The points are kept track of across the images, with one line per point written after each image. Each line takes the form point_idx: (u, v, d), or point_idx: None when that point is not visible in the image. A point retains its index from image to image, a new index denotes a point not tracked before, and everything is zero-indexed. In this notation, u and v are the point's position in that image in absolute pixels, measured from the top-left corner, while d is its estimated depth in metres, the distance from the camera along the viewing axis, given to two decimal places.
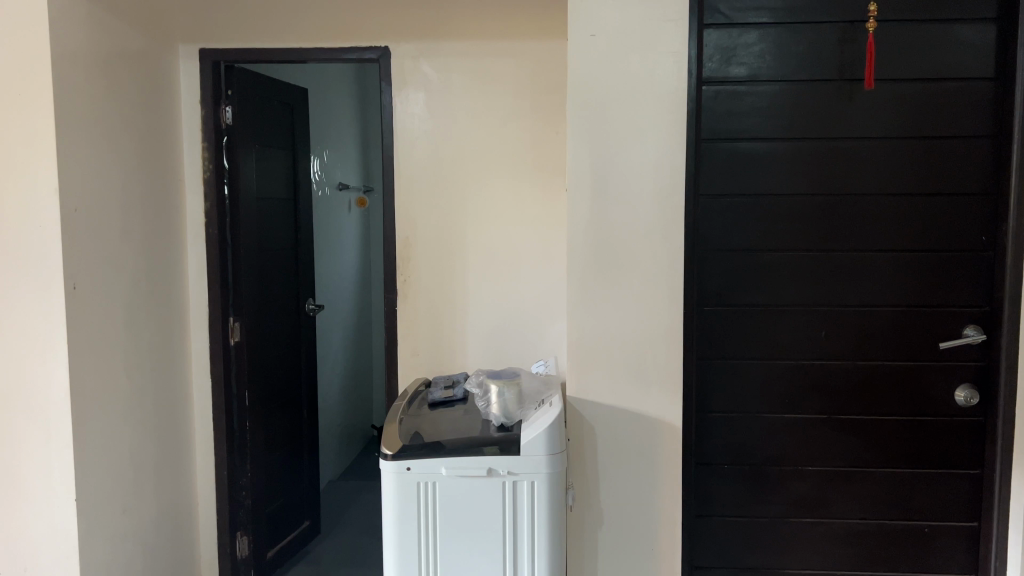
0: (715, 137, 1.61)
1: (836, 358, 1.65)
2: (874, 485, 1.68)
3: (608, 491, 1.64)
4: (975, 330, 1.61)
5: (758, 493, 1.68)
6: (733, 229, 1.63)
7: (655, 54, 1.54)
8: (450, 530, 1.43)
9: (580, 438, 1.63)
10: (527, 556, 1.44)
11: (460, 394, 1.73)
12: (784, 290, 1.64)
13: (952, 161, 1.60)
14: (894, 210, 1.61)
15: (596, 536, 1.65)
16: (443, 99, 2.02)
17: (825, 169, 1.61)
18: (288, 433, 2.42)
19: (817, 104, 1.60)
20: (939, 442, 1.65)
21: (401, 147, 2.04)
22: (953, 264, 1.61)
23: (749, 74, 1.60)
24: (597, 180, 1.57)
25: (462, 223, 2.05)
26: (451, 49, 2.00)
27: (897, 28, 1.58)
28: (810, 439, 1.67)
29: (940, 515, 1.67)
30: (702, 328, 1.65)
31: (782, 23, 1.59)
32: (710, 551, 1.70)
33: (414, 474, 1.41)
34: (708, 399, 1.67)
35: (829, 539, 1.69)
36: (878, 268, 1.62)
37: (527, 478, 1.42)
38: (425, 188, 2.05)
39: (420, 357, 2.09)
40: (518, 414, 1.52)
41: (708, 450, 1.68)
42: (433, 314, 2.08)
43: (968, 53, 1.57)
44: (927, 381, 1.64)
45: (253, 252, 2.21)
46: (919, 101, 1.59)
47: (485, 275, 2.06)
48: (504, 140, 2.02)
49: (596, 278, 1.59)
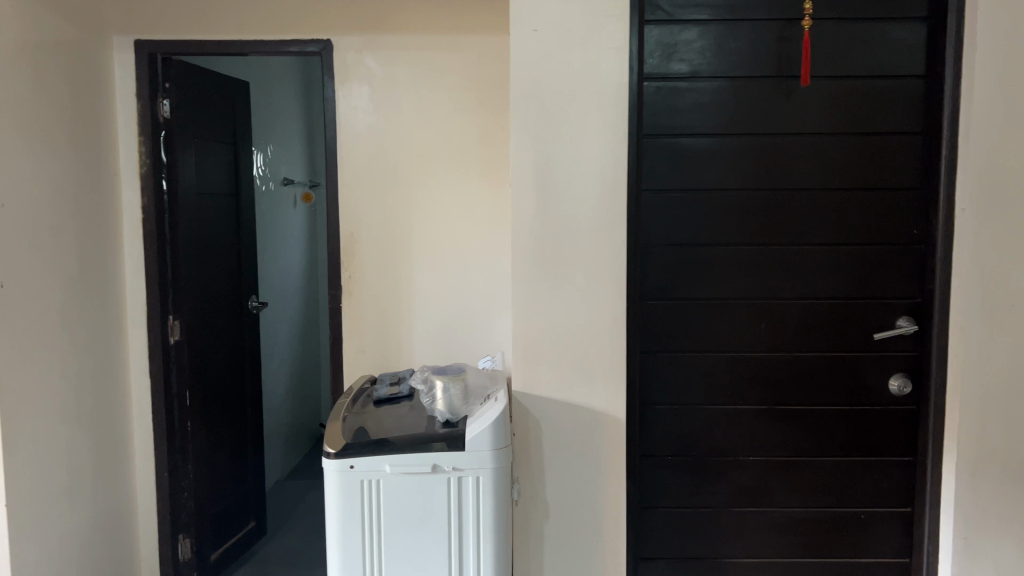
0: (657, 132, 1.63)
1: (775, 350, 1.68)
2: (812, 474, 1.71)
3: (554, 484, 1.65)
4: (908, 322, 1.66)
5: (701, 484, 1.71)
6: (675, 223, 1.65)
7: (599, 48, 1.55)
8: (394, 528, 1.42)
9: (525, 433, 1.63)
10: (473, 551, 1.44)
11: (405, 390, 1.72)
12: (724, 283, 1.66)
13: (885, 156, 1.64)
14: (831, 204, 1.65)
15: (542, 529, 1.65)
16: (388, 92, 2.00)
17: (765, 164, 1.64)
18: (231, 434, 2.38)
19: (755, 101, 1.62)
20: (875, 431, 1.70)
21: (344, 142, 2.02)
22: (887, 257, 1.66)
23: (691, 70, 1.62)
24: (541, 176, 1.58)
25: (407, 217, 2.04)
26: (394, 43, 1.99)
27: (832, 26, 1.61)
28: (750, 429, 1.70)
29: (877, 502, 1.72)
30: (645, 321, 1.67)
31: (722, 20, 1.61)
32: (654, 542, 1.72)
33: (358, 472, 1.40)
34: (651, 392, 1.69)
35: (769, 528, 1.73)
36: (816, 260, 1.66)
37: (472, 474, 1.41)
38: (370, 184, 2.03)
39: (365, 354, 2.08)
40: (463, 409, 1.52)
41: (651, 441, 1.70)
42: (379, 310, 2.06)
43: (900, 51, 1.61)
44: (863, 371, 1.68)
45: (192, 249, 2.16)
46: (854, 98, 1.63)
47: (431, 271, 2.05)
48: (449, 134, 2.01)
49: (542, 273, 1.60)
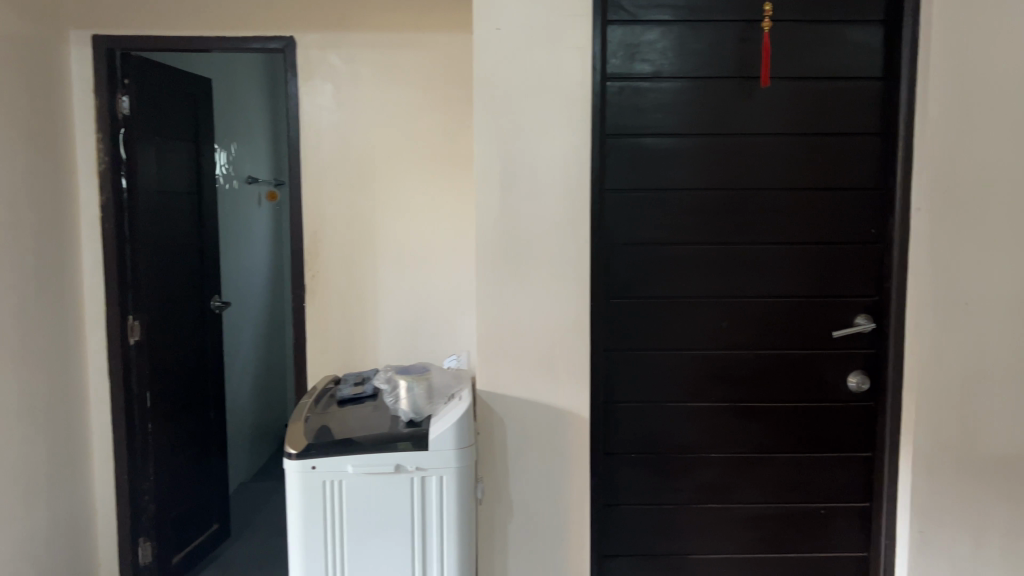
0: (620, 132, 1.64)
1: (737, 347, 1.70)
2: (774, 470, 1.74)
3: (519, 483, 1.65)
4: (865, 319, 1.69)
5: (664, 481, 1.72)
6: (638, 222, 1.66)
7: (562, 48, 1.55)
8: (356, 529, 1.41)
9: (489, 432, 1.63)
10: (436, 551, 1.44)
11: (369, 390, 1.71)
12: (686, 282, 1.68)
13: (843, 156, 1.67)
14: (791, 204, 1.67)
15: (507, 528, 1.66)
16: (352, 90, 1.99)
17: (727, 164, 1.66)
18: (194, 435, 2.35)
19: (717, 102, 1.64)
20: (834, 427, 1.73)
21: (307, 140, 2.00)
22: (845, 256, 1.68)
23: (654, 70, 1.63)
24: (505, 175, 1.58)
25: (372, 216, 2.03)
26: (358, 40, 1.98)
27: (791, 28, 1.64)
28: (712, 427, 1.72)
29: (836, 497, 1.75)
30: (609, 320, 1.68)
31: (684, 21, 1.62)
32: (618, 539, 1.73)
33: (319, 472, 1.39)
34: (615, 390, 1.70)
35: (731, 524, 1.74)
36: (777, 259, 1.68)
37: (436, 473, 1.41)
38: (334, 183, 2.01)
39: (330, 354, 2.06)
40: (427, 409, 1.51)
41: (615, 439, 1.71)
42: (343, 310, 2.05)
43: (857, 53, 1.64)
44: (822, 368, 1.71)
45: (153, 248, 2.13)
46: (812, 99, 1.65)
47: (395, 270, 2.04)
48: (414, 132, 2.00)
49: (506, 272, 1.60)
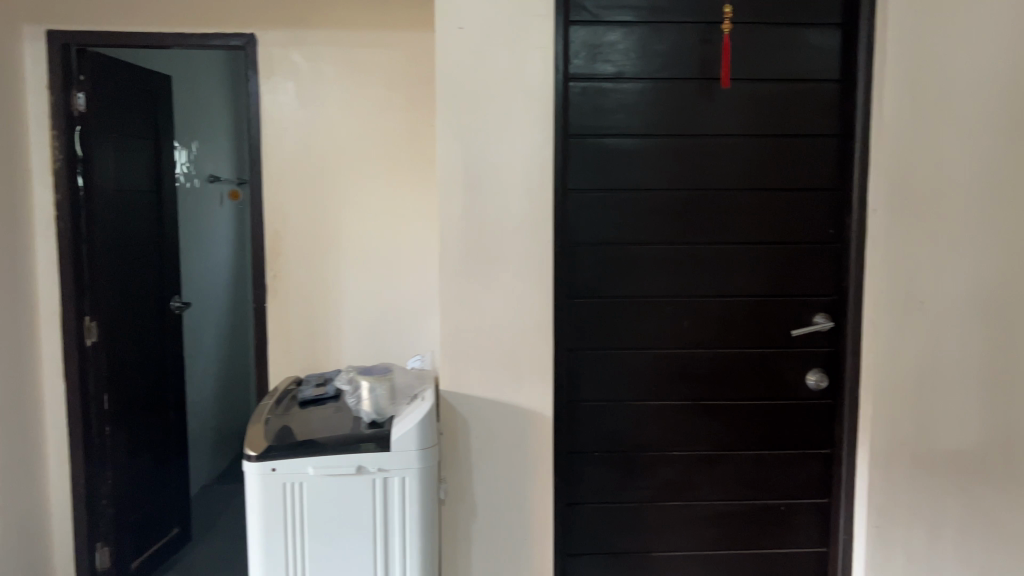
0: (583, 132, 1.64)
1: (698, 346, 1.72)
2: (735, 467, 1.75)
3: (482, 483, 1.65)
4: (824, 318, 1.71)
5: (627, 479, 1.73)
6: (601, 222, 1.66)
7: (525, 47, 1.55)
8: (317, 531, 1.40)
9: (452, 432, 1.63)
10: (399, 553, 1.43)
11: (332, 391, 1.70)
12: (649, 281, 1.69)
13: (801, 157, 1.69)
14: (751, 204, 1.69)
15: (470, 528, 1.65)
16: (314, 88, 1.97)
17: (689, 164, 1.67)
18: (153, 438, 2.31)
19: (679, 102, 1.65)
20: (793, 424, 1.75)
21: (269, 138, 1.98)
22: (804, 255, 1.71)
23: (616, 71, 1.64)
24: (468, 175, 1.57)
25: (335, 215, 2.01)
26: (321, 38, 1.96)
27: (751, 30, 1.65)
28: (675, 425, 1.73)
29: (796, 493, 1.77)
30: (572, 319, 1.68)
31: (646, 22, 1.63)
32: (581, 538, 1.74)
33: (279, 475, 1.38)
34: (578, 389, 1.70)
35: (693, 521, 1.76)
36: (737, 259, 1.70)
37: (397, 474, 1.40)
38: (296, 181, 1.99)
39: (292, 355, 2.04)
40: (390, 410, 1.50)
41: (579, 438, 1.71)
42: (306, 311, 2.03)
43: (816, 55, 1.66)
44: (782, 367, 1.73)
45: (110, 247, 2.09)
46: (772, 101, 1.67)
47: (359, 269, 2.03)
48: (377, 131, 1.99)
49: (468, 271, 1.60)
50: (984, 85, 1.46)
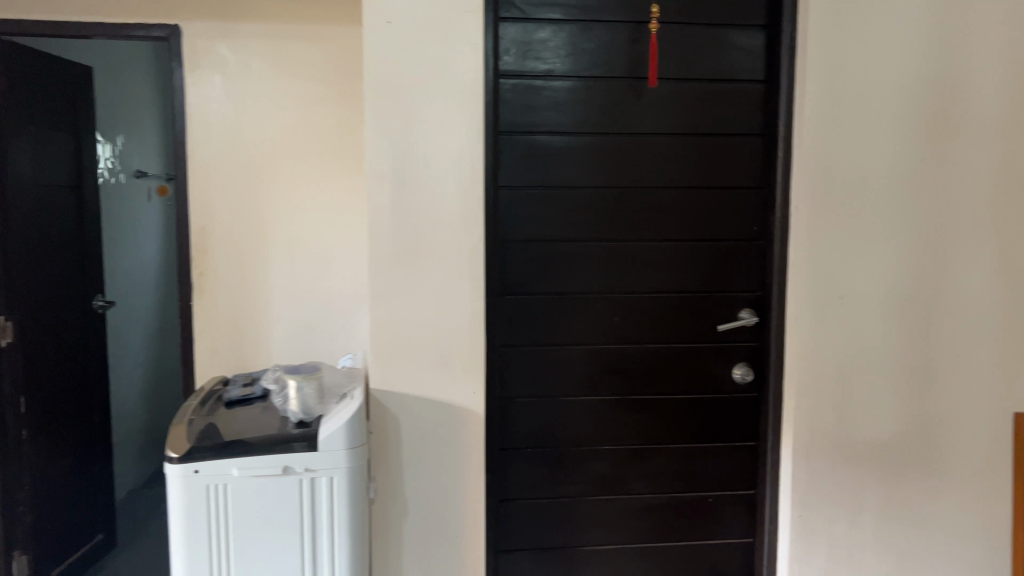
0: (514, 129, 1.64)
1: (628, 342, 1.74)
2: (664, 460, 1.78)
3: (413, 482, 1.64)
4: (749, 313, 1.75)
5: (559, 474, 1.74)
6: (531, 219, 1.67)
7: (454, 43, 1.54)
8: (242, 534, 1.37)
9: (383, 431, 1.61)
10: (327, 553, 1.41)
11: (259, 391, 1.66)
12: (579, 277, 1.70)
13: (727, 156, 1.72)
14: (678, 201, 1.72)
15: (401, 527, 1.64)
16: (241, 82, 1.93)
17: (617, 161, 1.69)
18: (74, 441, 2.23)
19: (608, 101, 1.67)
20: (720, 418, 1.79)
21: (194, 133, 1.93)
22: (730, 252, 1.74)
23: (547, 69, 1.64)
24: (398, 170, 1.56)
25: (263, 212, 1.97)
26: (248, 31, 1.92)
27: (678, 30, 1.68)
28: (605, 420, 1.75)
29: (722, 485, 1.81)
30: (504, 315, 1.68)
31: (575, 20, 1.64)
32: (513, 534, 1.74)
33: (202, 477, 1.34)
34: (509, 386, 1.71)
35: (624, 514, 1.78)
36: (666, 255, 1.72)
37: (325, 474, 1.38)
38: (223, 177, 1.95)
39: (220, 354, 1.99)
40: (318, 409, 1.48)
41: (511, 434, 1.72)
42: (233, 309, 1.99)
43: (741, 56, 1.70)
44: (709, 361, 1.77)
45: (26, 244, 2.00)
46: (698, 100, 1.70)
47: (288, 267, 1.99)
48: (306, 126, 1.95)
49: (398, 268, 1.58)
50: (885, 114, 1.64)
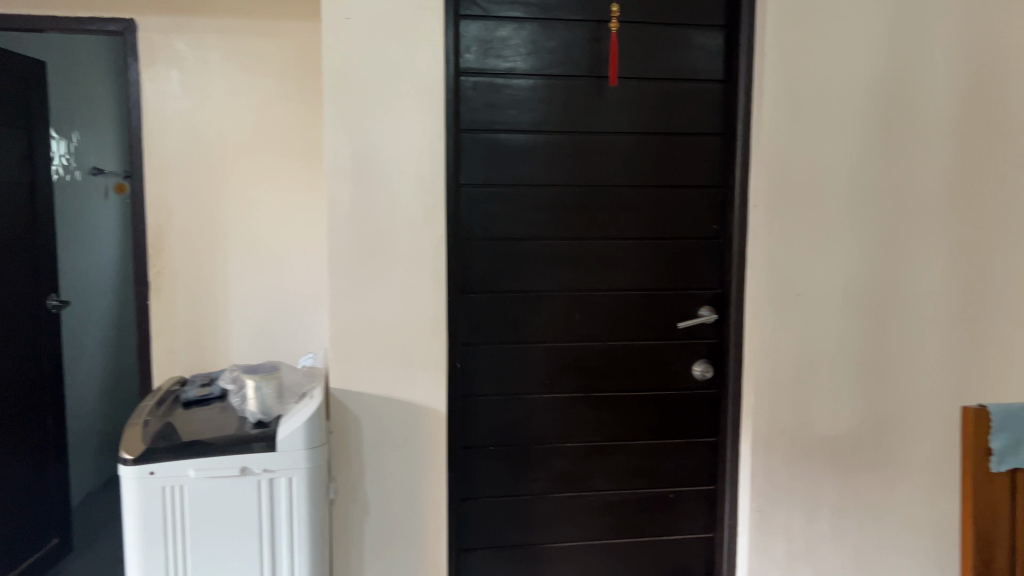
0: (475, 127, 1.64)
1: (589, 339, 1.74)
2: (625, 457, 1.79)
3: (374, 481, 1.63)
4: (708, 311, 1.77)
5: (521, 472, 1.75)
6: (493, 217, 1.67)
7: (414, 40, 1.54)
8: (198, 536, 1.35)
9: (343, 431, 1.60)
10: (286, 554, 1.40)
11: (218, 391, 1.64)
12: (541, 275, 1.71)
13: (687, 155, 1.74)
14: (639, 200, 1.73)
15: (362, 526, 1.63)
16: (199, 78, 1.90)
17: (578, 160, 1.69)
18: (27, 444, 2.18)
19: (568, 99, 1.67)
20: (681, 414, 1.80)
21: (151, 129, 1.89)
22: (690, 251, 1.76)
23: (507, 67, 1.64)
24: (358, 168, 1.55)
25: (222, 209, 1.94)
26: (206, 26, 1.89)
27: (638, 29, 1.69)
28: (567, 417, 1.75)
29: (683, 481, 1.82)
30: (465, 314, 1.68)
31: (536, 19, 1.64)
32: (475, 532, 1.74)
33: (158, 478, 1.32)
34: (471, 384, 1.70)
35: (586, 511, 1.79)
36: (626, 253, 1.73)
37: (284, 474, 1.37)
38: (180, 174, 1.92)
39: (178, 354, 1.96)
40: (277, 409, 1.46)
41: (473, 433, 1.72)
42: (191, 308, 1.96)
43: (700, 56, 1.71)
44: (669, 358, 1.78)
45: None
46: (658, 99, 1.71)
47: (247, 265, 1.97)
48: (265, 123, 1.93)
49: (359, 267, 1.57)
50: (843, 114, 1.67)
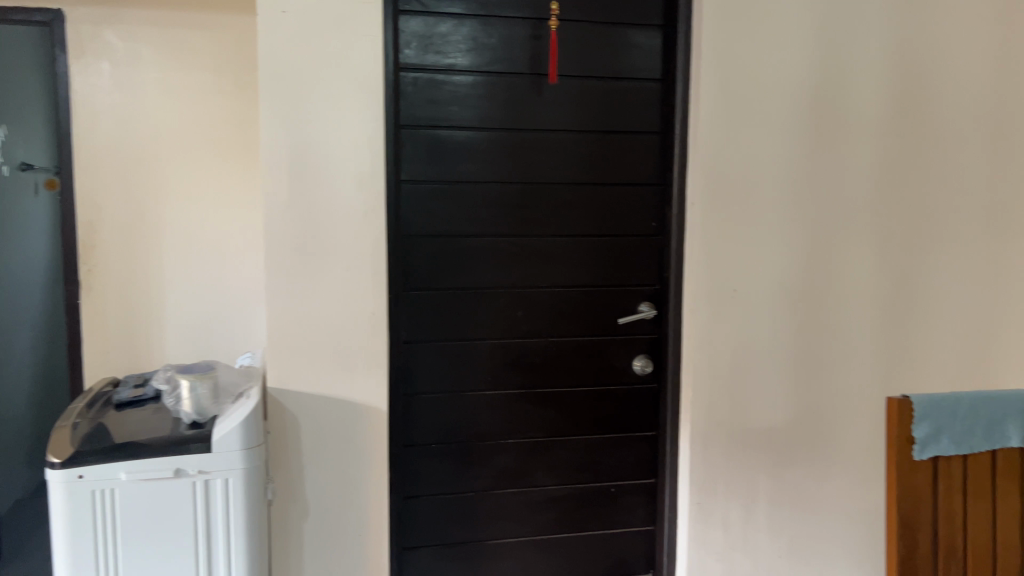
0: (415, 123, 1.63)
1: (531, 336, 1.75)
2: (567, 452, 1.80)
3: (314, 481, 1.61)
4: (648, 306, 1.79)
5: (463, 469, 1.75)
6: (434, 213, 1.66)
7: (352, 35, 1.52)
8: (131, 540, 1.32)
9: (281, 430, 1.58)
10: (223, 556, 1.37)
11: (151, 392, 1.60)
12: (482, 271, 1.71)
13: (626, 152, 1.76)
14: (579, 197, 1.74)
15: (301, 527, 1.61)
16: (131, 70, 1.85)
17: (518, 157, 1.70)
18: None
19: (509, 96, 1.68)
20: (622, 409, 1.82)
21: (80, 122, 1.84)
22: (629, 247, 1.78)
23: (447, 63, 1.64)
24: (296, 164, 1.53)
25: (156, 206, 1.90)
26: (138, 17, 1.84)
27: (578, 28, 1.70)
28: (509, 414, 1.76)
29: (624, 475, 1.84)
30: (406, 312, 1.67)
31: (476, 15, 1.64)
32: (417, 530, 1.74)
33: (87, 482, 1.28)
34: (413, 382, 1.70)
35: (528, 507, 1.80)
36: (567, 250, 1.75)
37: (220, 475, 1.34)
38: (112, 169, 1.87)
39: (111, 355, 1.91)
40: (212, 409, 1.43)
41: (414, 431, 1.71)
42: (123, 307, 1.90)
43: (638, 55, 1.74)
44: (610, 354, 1.80)
45: None
46: (598, 98, 1.73)
47: (183, 262, 1.92)
48: (201, 117, 1.89)
49: (297, 264, 1.55)
50: (777, 114, 1.71)
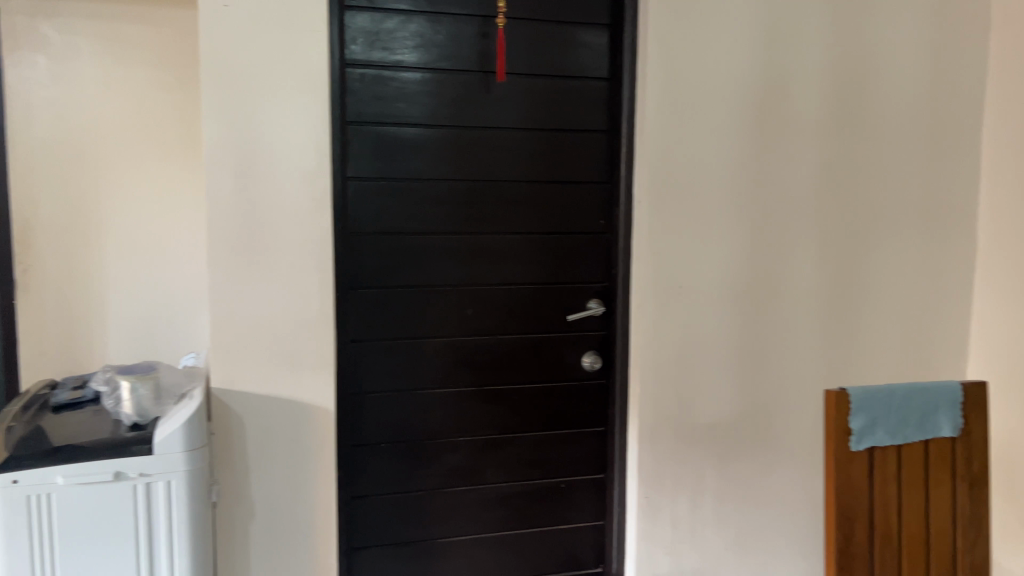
0: (362, 120, 1.62)
1: (481, 333, 1.75)
2: (518, 450, 1.81)
3: (260, 482, 1.58)
4: (597, 303, 1.81)
5: (413, 468, 1.74)
6: (382, 211, 1.65)
7: (297, 30, 1.50)
8: (68, 545, 1.29)
9: (226, 432, 1.55)
10: (165, 560, 1.34)
11: (91, 394, 1.56)
12: (431, 269, 1.70)
13: (575, 151, 1.77)
14: (528, 195, 1.75)
15: (247, 529, 1.59)
16: (68, 64, 1.79)
17: (467, 155, 1.70)
18: None
19: (457, 94, 1.67)
20: (571, 406, 1.83)
21: (14, 117, 1.78)
22: (578, 245, 1.79)
23: (394, 60, 1.63)
24: (240, 160, 1.50)
25: (95, 203, 1.85)
26: (75, 9, 1.79)
27: (525, 26, 1.70)
28: (459, 412, 1.76)
29: (574, 471, 1.86)
30: (354, 310, 1.66)
31: (423, 12, 1.64)
32: (366, 530, 1.73)
33: (21, 487, 1.25)
34: (361, 381, 1.68)
35: (479, 504, 1.80)
36: (516, 247, 1.75)
37: (162, 478, 1.32)
38: (49, 166, 1.81)
39: (48, 356, 1.86)
40: (154, 410, 1.41)
41: (363, 430, 1.70)
42: (61, 307, 1.85)
43: (586, 54, 1.75)
44: (560, 351, 1.81)
45: None
46: (546, 96, 1.73)
47: (123, 260, 1.88)
48: (141, 113, 1.85)
49: (242, 262, 1.52)
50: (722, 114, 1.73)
